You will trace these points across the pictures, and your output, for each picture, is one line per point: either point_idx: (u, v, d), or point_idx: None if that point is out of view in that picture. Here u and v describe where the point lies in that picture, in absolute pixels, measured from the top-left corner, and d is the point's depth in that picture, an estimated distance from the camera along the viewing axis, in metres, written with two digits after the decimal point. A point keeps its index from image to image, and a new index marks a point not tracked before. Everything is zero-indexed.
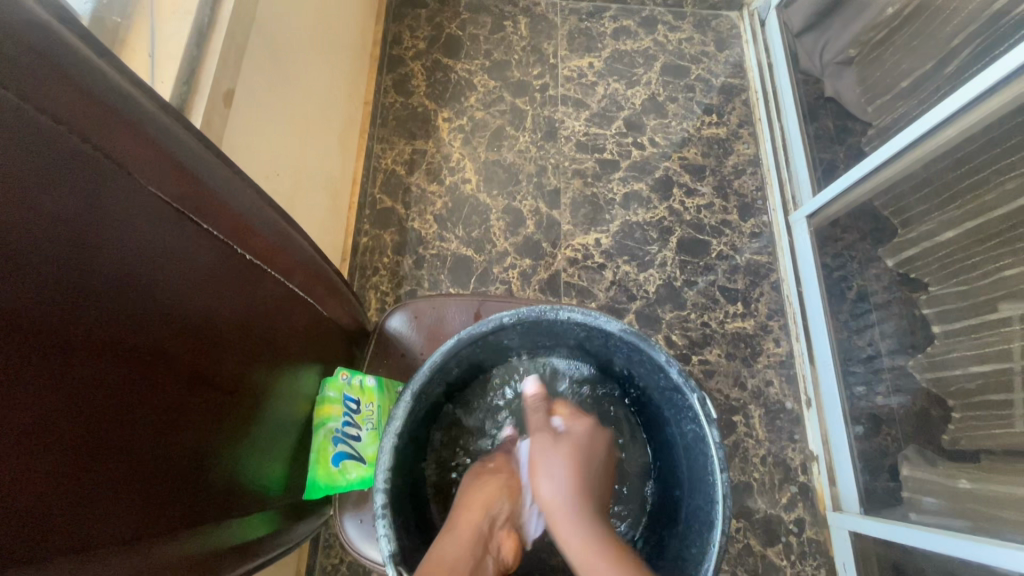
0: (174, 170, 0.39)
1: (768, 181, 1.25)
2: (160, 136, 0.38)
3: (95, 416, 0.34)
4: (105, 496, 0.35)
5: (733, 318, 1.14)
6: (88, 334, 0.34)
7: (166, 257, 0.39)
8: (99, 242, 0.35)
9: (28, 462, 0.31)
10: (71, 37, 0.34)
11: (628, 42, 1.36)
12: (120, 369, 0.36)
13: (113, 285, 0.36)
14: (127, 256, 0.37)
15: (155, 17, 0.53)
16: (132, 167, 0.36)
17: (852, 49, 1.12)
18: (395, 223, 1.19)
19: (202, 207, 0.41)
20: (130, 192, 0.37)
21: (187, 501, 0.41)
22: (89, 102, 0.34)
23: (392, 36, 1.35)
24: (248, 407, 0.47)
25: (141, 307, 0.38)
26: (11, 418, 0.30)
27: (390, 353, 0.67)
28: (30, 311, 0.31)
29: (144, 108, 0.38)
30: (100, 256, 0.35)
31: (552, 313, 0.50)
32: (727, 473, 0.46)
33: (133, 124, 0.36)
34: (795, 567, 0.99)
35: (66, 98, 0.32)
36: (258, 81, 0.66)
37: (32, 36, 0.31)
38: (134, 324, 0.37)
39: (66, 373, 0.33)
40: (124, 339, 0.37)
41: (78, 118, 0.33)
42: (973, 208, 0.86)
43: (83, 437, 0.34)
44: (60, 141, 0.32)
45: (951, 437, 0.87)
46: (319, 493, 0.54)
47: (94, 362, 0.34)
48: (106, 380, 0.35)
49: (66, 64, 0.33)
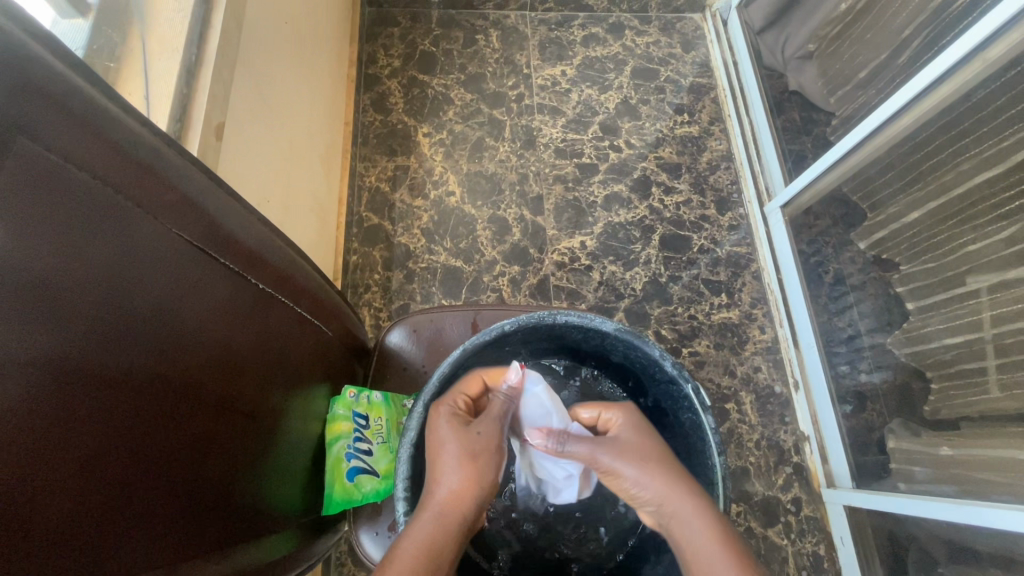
0: (191, 209, 0.41)
1: (742, 175, 1.30)
2: (179, 180, 0.41)
3: (137, 450, 0.36)
4: (148, 526, 0.36)
5: (718, 309, 1.18)
6: (129, 372, 0.36)
7: (192, 291, 0.41)
8: (131, 283, 0.36)
9: (84, 498, 0.32)
10: (95, 91, 0.35)
11: (597, 49, 1.40)
12: (159, 402, 0.38)
13: (151, 322, 0.37)
14: (160, 294, 0.38)
15: (146, 57, 0.54)
16: (154, 211, 0.38)
17: (810, 44, 1.17)
18: (383, 239, 1.21)
19: (216, 241, 0.43)
20: (155, 233, 0.38)
21: (218, 526, 0.42)
22: (114, 152, 0.35)
23: (367, 55, 1.37)
24: (268, 431, 0.49)
25: (174, 341, 0.39)
26: (66, 457, 0.31)
27: (392, 368, 0.69)
28: (77, 356, 0.33)
29: (162, 153, 0.40)
30: (134, 296, 0.36)
31: (550, 317, 0.52)
32: (724, 456, 0.48)
33: (152, 170, 0.38)
34: (796, 545, 1.02)
35: (95, 150, 0.34)
36: (245, 111, 0.68)
37: (68, 98, 0.33)
38: (169, 358, 0.39)
39: (113, 410, 0.34)
40: (162, 373, 0.38)
41: (108, 170, 0.35)
42: (933, 188, 0.91)
43: (130, 470, 0.35)
44: (92, 192, 0.34)
45: (932, 407, 0.92)
46: (335, 507, 0.56)
47: (133, 398, 0.36)
48: (146, 415, 0.37)
49: (91, 119, 0.34)
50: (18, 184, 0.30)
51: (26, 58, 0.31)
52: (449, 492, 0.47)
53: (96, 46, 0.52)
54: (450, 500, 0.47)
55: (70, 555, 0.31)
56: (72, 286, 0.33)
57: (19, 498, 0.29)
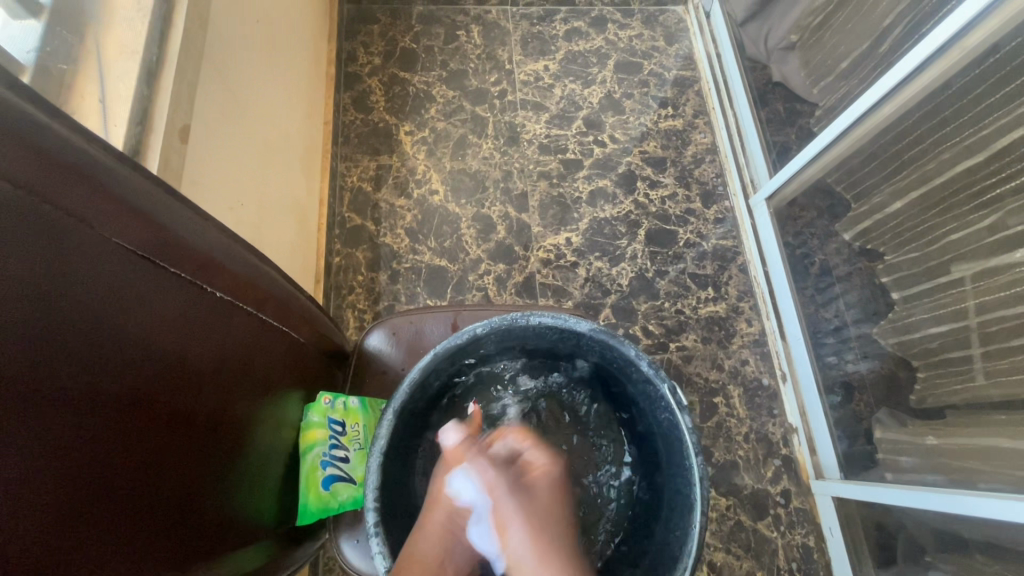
0: (134, 216, 0.39)
1: (727, 168, 1.29)
2: (121, 187, 0.39)
3: (75, 470, 0.34)
4: (91, 548, 0.35)
5: (705, 303, 1.18)
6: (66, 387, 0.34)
7: (138, 304, 0.40)
8: (65, 296, 0.35)
9: (21, 519, 0.31)
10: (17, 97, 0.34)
11: (580, 43, 1.39)
12: (101, 419, 0.36)
13: (91, 335, 0.36)
14: (99, 306, 0.37)
15: (100, 59, 0.52)
16: (90, 220, 0.36)
17: (793, 35, 1.18)
18: (366, 240, 1.19)
19: (164, 249, 0.42)
20: (93, 244, 0.37)
21: (175, 543, 0.41)
22: (39, 161, 0.34)
23: (346, 53, 1.35)
24: (233, 442, 0.47)
25: (117, 355, 0.38)
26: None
27: (371, 372, 0.68)
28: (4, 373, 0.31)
29: (100, 160, 0.38)
30: (71, 310, 0.35)
31: (523, 319, 0.51)
32: (702, 456, 0.47)
33: (87, 176, 0.36)
34: (785, 537, 1.02)
35: (16, 159, 0.32)
36: (214, 113, 0.66)
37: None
38: (111, 374, 0.37)
39: (46, 428, 0.33)
40: (104, 387, 0.37)
41: (36, 178, 0.33)
42: (916, 177, 0.91)
43: (69, 490, 0.34)
44: (16, 202, 0.32)
45: (919, 396, 0.92)
46: (310, 518, 0.55)
47: (70, 415, 0.34)
48: (85, 433, 0.35)
49: (11, 125, 0.33)
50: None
51: None
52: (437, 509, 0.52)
53: (47, 49, 0.50)
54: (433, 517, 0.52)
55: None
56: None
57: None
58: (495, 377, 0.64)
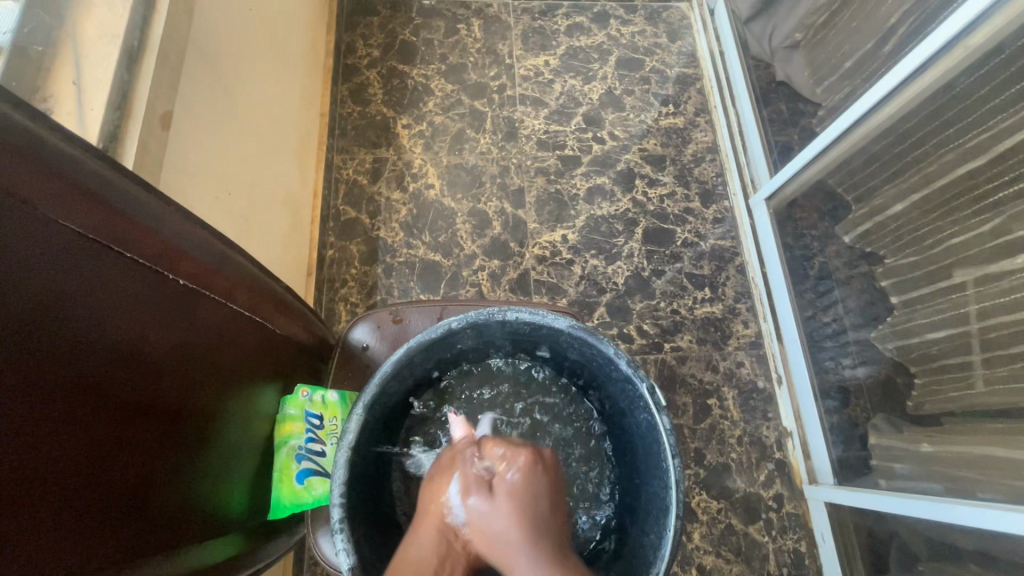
0: (86, 199, 0.38)
1: (727, 167, 1.28)
2: (72, 167, 0.38)
3: (18, 458, 0.33)
4: (36, 538, 0.34)
5: (701, 303, 1.16)
6: (7, 370, 0.33)
7: (89, 289, 0.38)
8: (9, 278, 0.34)
9: None
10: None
11: (581, 39, 1.37)
12: (48, 404, 0.35)
13: (35, 318, 0.35)
14: (48, 288, 0.36)
15: (78, 41, 0.51)
16: (36, 200, 0.35)
17: (797, 33, 1.15)
18: (361, 233, 1.18)
19: (121, 233, 0.41)
20: (40, 227, 0.36)
21: (130, 534, 0.40)
22: None
23: (346, 45, 1.34)
24: (198, 431, 0.46)
25: (66, 339, 0.37)
26: None
27: (354, 365, 0.67)
28: None
29: (46, 139, 0.36)
30: (14, 293, 0.34)
31: (500, 314, 0.50)
32: (679, 458, 0.46)
33: (33, 156, 0.35)
34: (777, 542, 1.01)
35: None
36: (198, 99, 0.65)
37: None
38: (57, 358, 0.36)
39: None
40: (50, 372, 0.36)
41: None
42: (917, 180, 0.90)
43: (13, 477, 0.33)
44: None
45: (915, 402, 0.90)
46: (284, 511, 0.54)
47: (14, 400, 0.33)
48: (31, 419, 0.34)
49: None
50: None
51: None
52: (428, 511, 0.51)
53: (25, 30, 0.49)
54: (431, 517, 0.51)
55: None
56: None
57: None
58: (487, 371, 0.63)
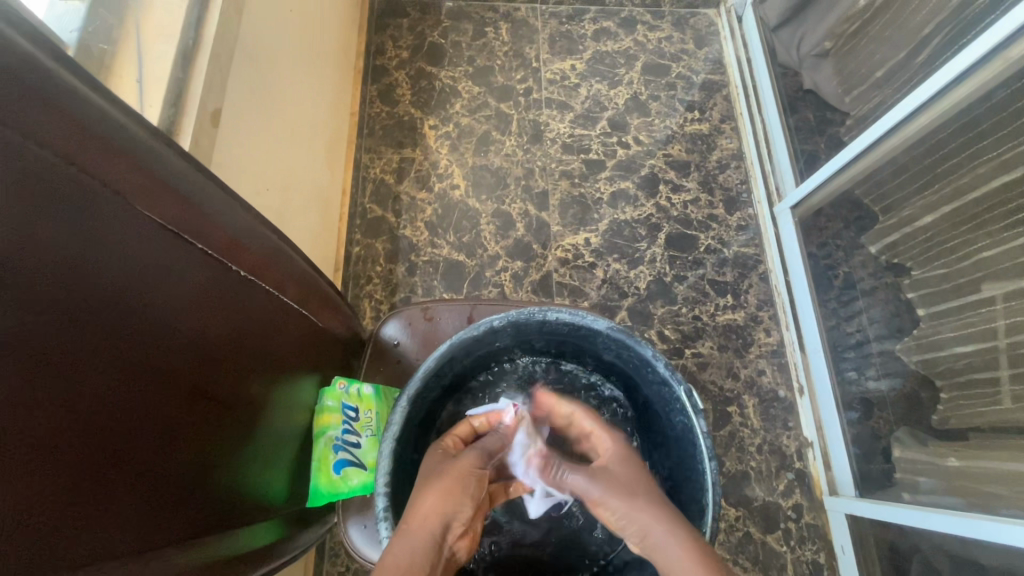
0: (167, 192, 0.40)
1: (752, 174, 1.28)
2: (153, 162, 0.39)
3: (94, 438, 0.35)
4: (110, 515, 0.35)
5: (723, 310, 1.16)
6: (90, 354, 0.35)
7: (161, 278, 0.40)
8: (96, 267, 0.36)
9: (46, 482, 0.32)
10: (70, 74, 0.34)
11: (608, 44, 1.38)
12: (123, 387, 0.37)
13: (114, 304, 0.37)
14: (127, 277, 0.38)
15: (139, 40, 0.54)
16: (124, 191, 0.37)
17: (827, 42, 1.14)
18: (386, 231, 1.20)
19: (193, 225, 0.42)
20: (125, 218, 0.37)
21: (189, 516, 0.41)
22: (81, 131, 0.34)
23: (376, 46, 1.36)
24: (247, 420, 0.48)
25: (139, 325, 0.38)
26: (28, 437, 0.31)
27: (385, 361, 0.68)
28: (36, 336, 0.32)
29: (133, 133, 0.38)
30: (99, 282, 0.36)
31: (541, 314, 0.51)
32: (716, 460, 0.47)
33: (126, 152, 0.37)
34: (795, 552, 1.01)
35: (56, 127, 0.33)
36: (243, 97, 0.67)
37: (28, 74, 0.31)
38: (133, 344, 0.38)
39: (71, 395, 0.34)
40: (123, 357, 0.37)
41: (73, 147, 0.34)
42: (949, 192, 0.89)
43: (90, 455, 0.34)
44: (54, 168, 0.33)
45: (941, 416, 0.90)
46: (322, 500, 0.55)
47: (95, 382, 0.35)
48: (107, 401, 0.36)
49: (51, 91, 0.33)
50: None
51: None
52: (420, 510, 0.47)
53: (89, 28, 0.51)
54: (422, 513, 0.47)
55: (39, 539, 0.31)
56: (32, 264, 0.32)
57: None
58: (508, 370, 0.64)
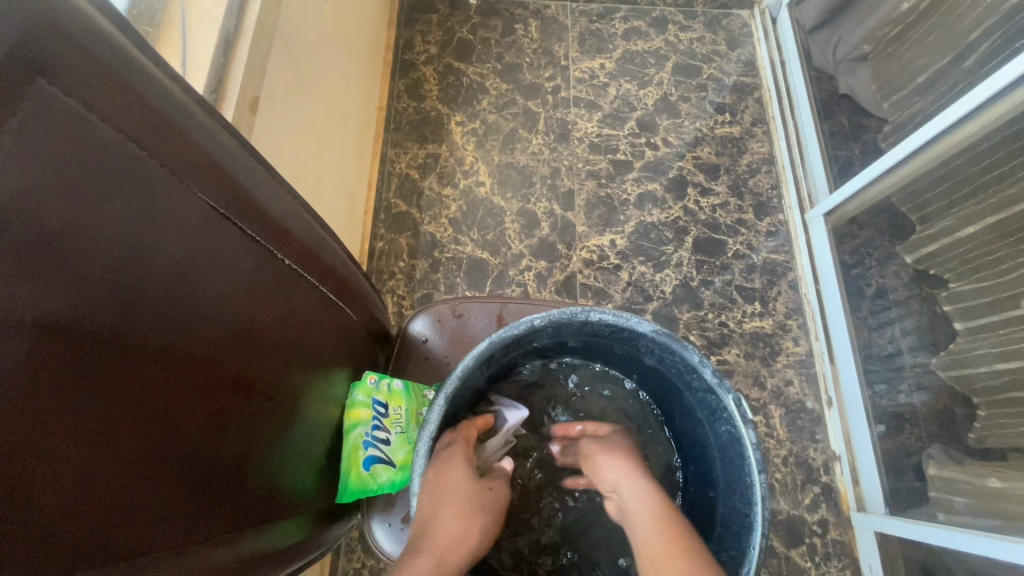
0: (221, 175, 0.40)
1: (783, 180, 1.24)
2: (210, 144, 0.39)
3: (142, 425, 0.34)
4: (154, 502, 0.35)
5: (750, 317, 1.14)
6: (144, 337, 0.35)
7: (212, 263, 0.40)
8: (151, 249, 0.35)
9: (96, 466, 0.32)
10: (131, 48, 0.34)
11: (639, 43, 1.36)
12: (172, 374, 0.37)
13: (167, 289, 0.36)
14: (180, 261, 0.37)
15: (184, 25, 0.54)
16: (181, 173, 0.37)
17: (866, 45, 1.11)
18: (410, 227, 1.19)
19: (243, 211, 0.42)
20: (180, 200, 0.37)
21: (230, 509, 0.41)
22: (140, 109, 0.34)
23: (404, 41, 1.35)
24: (286, 412, 0.48)
25: (189, 311, 0.38)
26: (81, 420, 0.31)
27: (413, 357, 0.68)
28: (93, 317, 0.32)
29: (191, 113, 0.38)
30: (153, 265, 0.35)
31: (583, 314, 0.50)
32: (766, 473, 0.45)
33: (182, 130, 0.37)
34: (820, 569, 0.98)
35: (116, 102, 0.33)
36: (279, 85, 0.66)
37: (91, 43, 0.31)
38: (183, 330, 0.37)
39: (121, 379, 0.33)
40: (174, 343, 0.37)
41: (131, 123, 0.34)
42: (994, 203, 0.86)
43: (138, 441, 0.34)
44: (113, 146, 0.33)
45: (978, 436, 0.87)
46: (350, 496, 0.55)
47: (145, 367, 0.35)
48: (158, 387, 0.36)
49: (115, 69, 0.33)
50: (30, 129, 0.29)
51: (51, 5, 0.30)
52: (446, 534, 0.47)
53: (135, 12, 0.51)
54: (451, 542, 0.46)
55: (85, 524, 0.31)
56: (88, 248, 0.32)
57: (5, 478, 0.27)
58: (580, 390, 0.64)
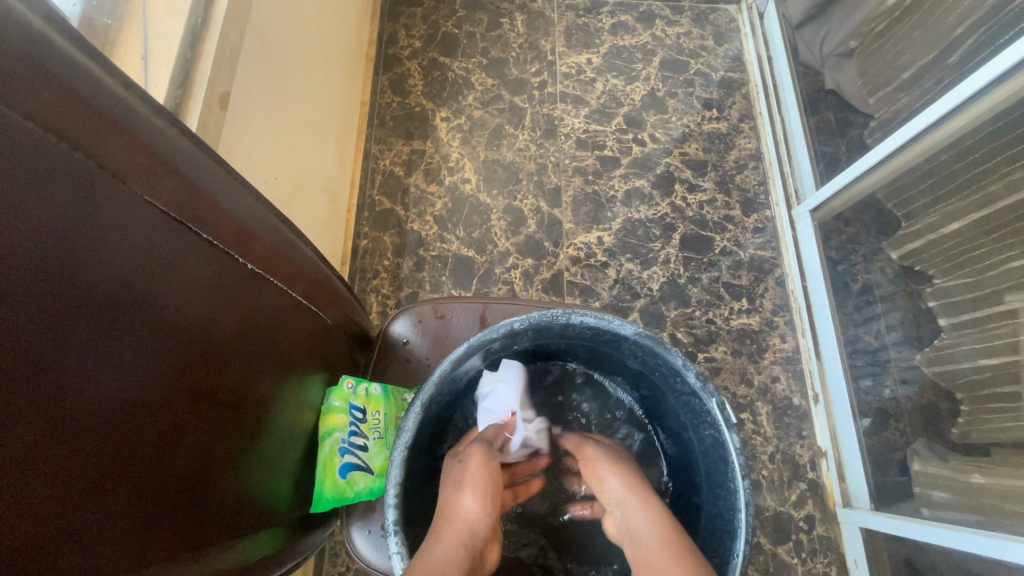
0: (168, 176, 0.38)
1: (770, 176, 1.24)
2: (155, 142, 0.38)
3: (88, 440, 0.33)
4: (103, 522, 0.33)
5: (737, 314, 1.13)
6: (88, 347, 0.33)
7: (162, 268, 0.38)
8: (94, 255, 0.34)
9: (36, 486, 0.30)
10: (61, 41, 0.33)
11: (626, 38, 1.35)
12: (121, 385, 0.35)
13: (112, 295, 0.35)
14: (127, 266, 0.36)
15: (146, 16, 0.52)
16: (122, 174, 0.35)
17: (852, 41, 1.10)
18: (394, 224, 1.18)
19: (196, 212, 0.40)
20: (124, 202, 0.35)
21: (190, 524, 0.39)
22: (72, 106, 0.32)
23: (388, 35, 1.33)
24: (254, 421, 0.46)
25: (139, 319, 0.36)
26: (16, 438, 0.29)
27: (394, 359, 0.66)
28: (27, 327, 0.30)
29: (132, 110, 0.36)
30: (97, 271, 0.34)
31: (565, 317, 0.49)
32: (749, 478, 0.44)
33: (122, 128, 0.35)
34: (806, 564, 0.98)
35: (43, 99, 0.31)
36: (252, 78, 0.64)
37: (12, 36, 0.30)
38: (132, 338, 0.36)
39: (63, 392, 0.32)
40: (122, 353, 0.35)
41: (64, 122, 0.32)
42: (976, 200, 0.86)
43: (84, 458, 0.32)
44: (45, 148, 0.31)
45: (961, 431, 0.87)
46: (326, 505, 0.53)
47: (90, 378, 0.33)
48: (106, 399, 0.34)
49: (39, 64, 0.31)
50: None
51: None
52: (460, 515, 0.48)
53: (93, 3, 0.49)
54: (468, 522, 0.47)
55: (21, 551, 0.29)
56: (22, 256, 0.30)
57: None
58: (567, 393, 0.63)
